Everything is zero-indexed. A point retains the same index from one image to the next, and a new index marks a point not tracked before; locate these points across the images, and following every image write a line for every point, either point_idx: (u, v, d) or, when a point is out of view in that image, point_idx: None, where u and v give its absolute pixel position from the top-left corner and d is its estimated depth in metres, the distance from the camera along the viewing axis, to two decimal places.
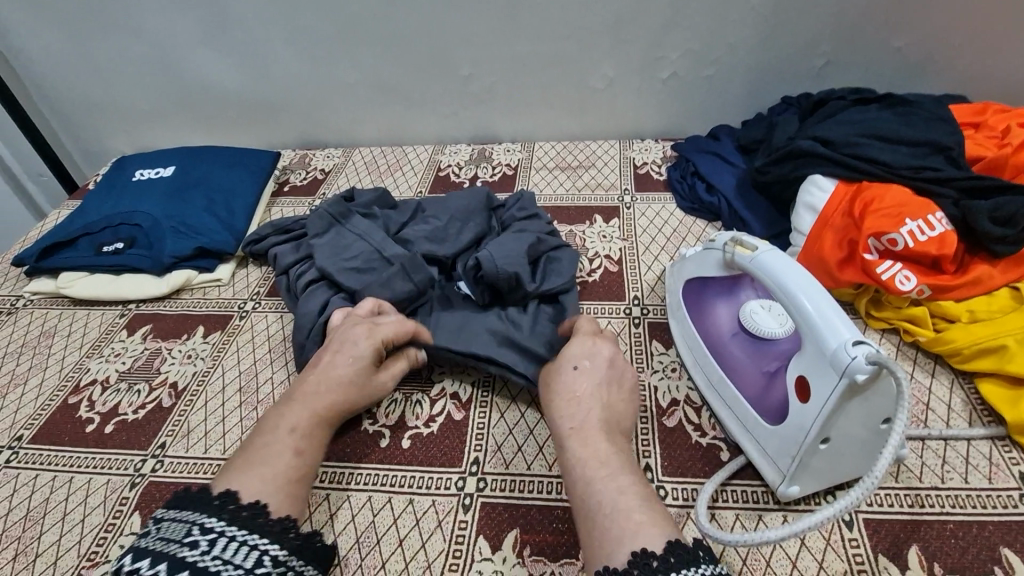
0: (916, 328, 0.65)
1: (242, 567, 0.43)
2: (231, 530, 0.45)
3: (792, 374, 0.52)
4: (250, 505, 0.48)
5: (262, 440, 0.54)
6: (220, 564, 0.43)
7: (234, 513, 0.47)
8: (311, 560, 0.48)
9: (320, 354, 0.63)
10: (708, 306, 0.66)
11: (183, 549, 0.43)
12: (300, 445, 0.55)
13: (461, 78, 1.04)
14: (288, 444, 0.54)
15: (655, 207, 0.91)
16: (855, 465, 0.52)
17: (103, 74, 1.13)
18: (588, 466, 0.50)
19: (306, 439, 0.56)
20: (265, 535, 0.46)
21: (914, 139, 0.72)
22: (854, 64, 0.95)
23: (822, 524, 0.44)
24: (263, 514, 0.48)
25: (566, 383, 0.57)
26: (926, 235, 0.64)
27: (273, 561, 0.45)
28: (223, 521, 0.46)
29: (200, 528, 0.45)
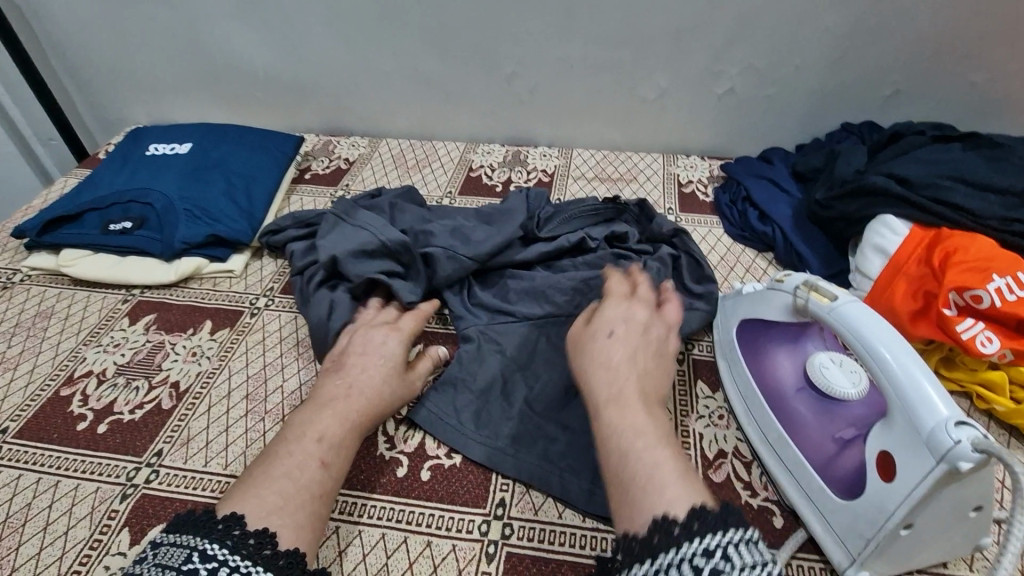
0: (992, 395, 0.59)
1: None
2: (235, 559, 0.40)
3: (871, 447, 0.47)
4: (256, 531, 0.42)
5: (291, 449, 0.50)
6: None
7: (239, 540, 0.41)
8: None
9: (348, 363, 0.60)
10: (768, 352, 0.60)
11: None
12: (330, 457, 0.51)
13: (504, 76, 0.98)
14: (313, 454, 0.50)
15: (701, 231, 0.85)
16: (932, 553, 0.47)
17: (124, 38, 1.07)
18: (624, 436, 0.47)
19: (341, 453, 0.52)
20: (268, 570, 0.41)
21: (1000, 187, 0.67)
22: (927, 96, 0.89)
23: None
24: (269, 545, 0.42)
25: (600, 347, 0.56)
26: (1016, 294, 0.58)
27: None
28: (226, 547, 0.40)
29: (200, 555, 0.39)
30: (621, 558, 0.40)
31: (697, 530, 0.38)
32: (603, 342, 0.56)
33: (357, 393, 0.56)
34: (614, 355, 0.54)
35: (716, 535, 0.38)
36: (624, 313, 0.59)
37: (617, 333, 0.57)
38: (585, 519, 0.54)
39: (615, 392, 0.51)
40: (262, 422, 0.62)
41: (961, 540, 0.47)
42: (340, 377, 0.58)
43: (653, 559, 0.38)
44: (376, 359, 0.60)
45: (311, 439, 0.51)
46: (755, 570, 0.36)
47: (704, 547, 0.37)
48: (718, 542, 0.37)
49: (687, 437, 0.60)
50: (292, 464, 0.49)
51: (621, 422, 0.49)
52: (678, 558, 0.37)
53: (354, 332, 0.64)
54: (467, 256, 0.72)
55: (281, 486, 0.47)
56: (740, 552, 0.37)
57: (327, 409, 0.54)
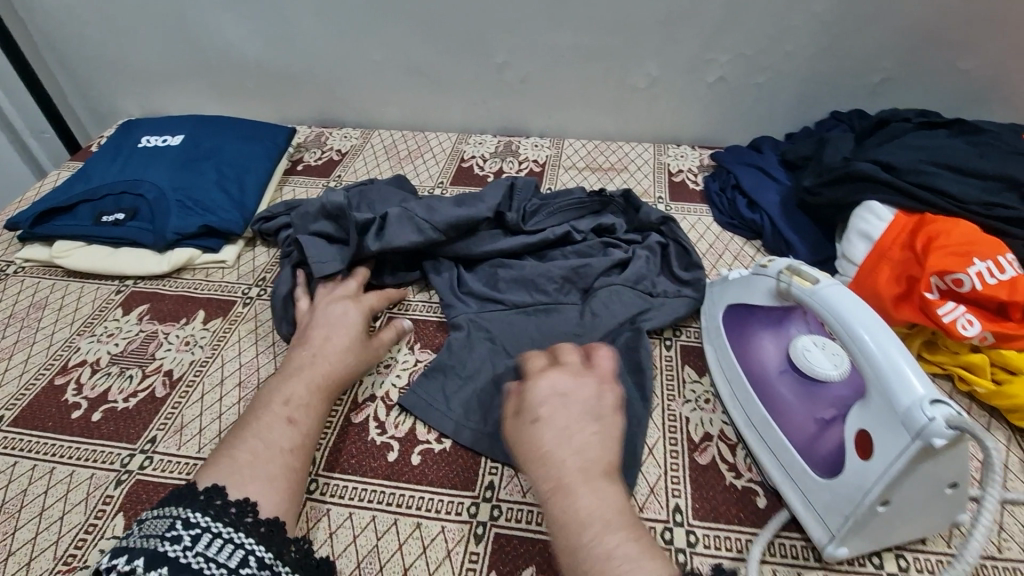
0: (973, 376, 0.60)
1: (225, 566, 0.41)
2: (217, 526, 0.43)
3: (850, 426, 0.48)
4: (237, 501, 0.45)
5: (262, 415, 0.54)
6: (202, 562, 0.41)
7: (221, 509, 0.44)
8: (302, 566, 0.45)
9: (312, 335, 0.62)
10: (753, 337, 0.61)
11: (165, 544, 0.41)
12: (297, 416, 0.54)
13: (495, 66, 0.98)
14: (281, 415, 0.54)
15: (691, 219, 0.86)
16: (910, 530, 0.48)
17: (114, 29, 1.07)
18: (570, 530, 0.44)
19: (311, 413, 0.55)
20: (250, 536, 0.44)
21: (984, 172, 0.68)
22: (915, 84, 0.90)
23: None
24: (250, 514, 0.45)
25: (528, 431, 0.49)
26: (996, 278, 0.59)
27: (257, 564, 0.42)
28: (208, 515, 0.43)
29: (183, 523, 0.42)
30: None
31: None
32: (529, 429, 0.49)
33: (320, 360, 0.60)
34: (546, 438, 0.48)
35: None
36: (543, 386, 0.51)
37: (541, 416, 0.49)
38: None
39: (555, 481, 0.46)
40: None
41: (938, 517, 0.48)
42: (305, 347, 0.61)
43: None
44: (338, 329, 0.63)
45: (284, 405, 0.55)
46: None
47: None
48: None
49: (674, 421, 0.61)
50: (263, 428, 0.52)
51: (567, 515, 0.44)
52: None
53: (314, 304, 0.67)
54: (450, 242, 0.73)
55: (253, 445, 0.51)
56: None
57: (294, 376, 0.58)
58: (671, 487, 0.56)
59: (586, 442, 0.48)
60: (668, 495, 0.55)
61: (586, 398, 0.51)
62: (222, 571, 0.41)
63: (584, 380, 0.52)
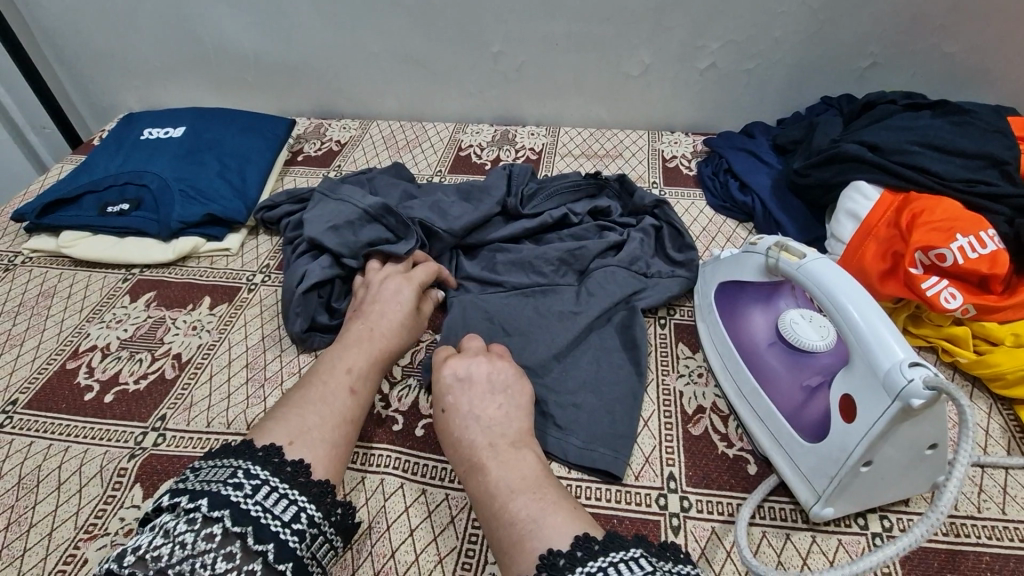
0: (955, 348, 0.62)
1: (280, 519, 0.43)
2: (275, 480, 0.45)
3: (835, 392, 0.50)
4: (293, 461, 0.47)
5: (326, 380, 0.56)
6: (260, 511, 0.43)
7: (279, 467, 0.46)
8: (341, 531, 0.47)
9: (367, 309, 0.64)
10: (743, 312, 0.63)
11: (227, 489, 0.43)
12: (358, 387, 0.57)
13: (491, 55, 1.00)
14: (344, 384, 0.56)
15: (684, 203, 0.88)
16: (893, 491, 0.50)
17: (113, 24, 1.08)
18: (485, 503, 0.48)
19: (367, 385, 0.57)
20: (302, 493, 0.46)
21: (967, 151, 0.70)
22: (902, 67, 0.91)
23: (884, 563, 0.42)
24: (303, 473, 0.47)
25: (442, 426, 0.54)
26: (978, 253, 0.62)
27: (308, 521, 0.45)
28: (267, 470, 0.45)
29: (245, 472, 0.45)
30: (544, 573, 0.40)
31: (581, 559, 0.40)
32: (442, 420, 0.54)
33: (378, 337, 0.61)
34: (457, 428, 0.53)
35: (601, 558, 0.40)
36: (445, 376, 0.56)
37: (447, 406, 0.54)
38: (571, 471, 0.57)
39: (469, 462, 0.50)
40: (262, 388, 0.65)
41: (919, 478, 0.50)
42: (364, 322, 0.63)
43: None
44: (391, 307, 0.64)
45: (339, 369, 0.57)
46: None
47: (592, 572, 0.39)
48: (599, 566, 0.39)
49: (668, 394, 0.63)
50: (325, 393, 0.54)
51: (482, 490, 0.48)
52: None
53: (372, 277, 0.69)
54: (447, 227, 0.75)
55: (317, 409, 0.53)
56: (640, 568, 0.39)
57: (353, 347, 0.60)
58: (665, 457, 0.58)
59: (495, 423, 0.52)
60: (663, 463, 0.58)
61: (495, 384, 0.55)
62: (277, 522, 0.43)
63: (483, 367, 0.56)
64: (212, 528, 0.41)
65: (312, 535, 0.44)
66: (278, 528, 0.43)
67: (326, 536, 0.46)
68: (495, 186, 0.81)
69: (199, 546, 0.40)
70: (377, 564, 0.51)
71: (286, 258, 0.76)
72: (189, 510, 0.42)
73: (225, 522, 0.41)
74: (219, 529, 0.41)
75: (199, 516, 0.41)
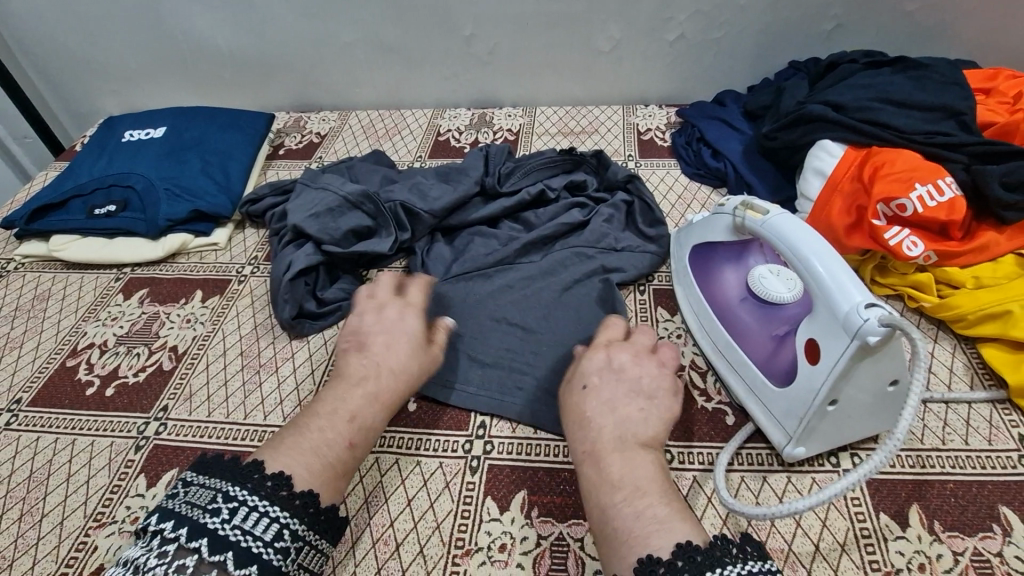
0: (920, 294, 0.65)
1: (262, 539, 0.43)
2: (254, 499, 0.44)
3: (801, 337, 0.53)
4: (274, 474, 0.46)
5: (322, 427, 0.52)
6: (239, 535, 0.43)
7: (259, 483, 0.45)
8: (328, 531, 0.47)
9: (366, 336, 0.60)
10: (715, 271, 0.66)
11: (205, 516, 0.43)
12: (357, 438, 0.53)
13: (464, 38, 1.01)
14: (343, 434, 0.52)
15: (660, 173, 0.90)
16: (860, 428, 0.53)
17: (86, 29, 1.08)
18: (602, 490, 0.47)
19: (360, 426, 0.53)
20: (284, 509, 0.45)
21: (925, 104, 0.72)
22: (867, 28, 0.93)
23: (849, 490, 0.45)
24: (285, 487, 0.46)
25: (576, 404, 0.53)
26: (936, 200, 0.64)
27: (291, 537, 0.44)
28: (246, 489, 0.45)
29: (223, 495, 0.44)
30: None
31: (702, 564, 0.39)
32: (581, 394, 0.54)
33: (382, 373, 0.57)
34: (586, 410, 0.52)
35: (737, 564, 0.39)
36: (603, 357, 0.56)
37: (592, 382, 0.55)
38: (537, 431, 0.61)
39: (589, 447, 0.50)
40: (258, 374, 0.68)
41: (884, 413, 0.52)
42: (362, 354, 0.59)
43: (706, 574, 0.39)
44: (398, 337, 0.60)
45: (337, 406, 0.54)
46: None
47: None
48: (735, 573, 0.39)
49: None
50: (306, 428, 0.51)
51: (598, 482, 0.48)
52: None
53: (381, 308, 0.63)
54: (426, 211, 0.77)
55: (299, 452, 0.49)
56: None
57: (356, 386, 0.55)
58: None
59: (631, 415, 0.51)
60: None
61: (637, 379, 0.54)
62: (260, 544, 0.43)
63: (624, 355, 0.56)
64: (186, 559, 0.41)
65: (296, 549, 0.45)
66: (260, 549, 0.43)
67: (311, 544, 0.46)
68: (473, 168, 0.83)
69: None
70: (376, 534, 0.53)
71: (273, 249, 0.78)
72: (167, 540, 0.42)
73: (201, 552, 0.41)
74: (193, 560, 0.41)
75: (175, 546, 0.42)
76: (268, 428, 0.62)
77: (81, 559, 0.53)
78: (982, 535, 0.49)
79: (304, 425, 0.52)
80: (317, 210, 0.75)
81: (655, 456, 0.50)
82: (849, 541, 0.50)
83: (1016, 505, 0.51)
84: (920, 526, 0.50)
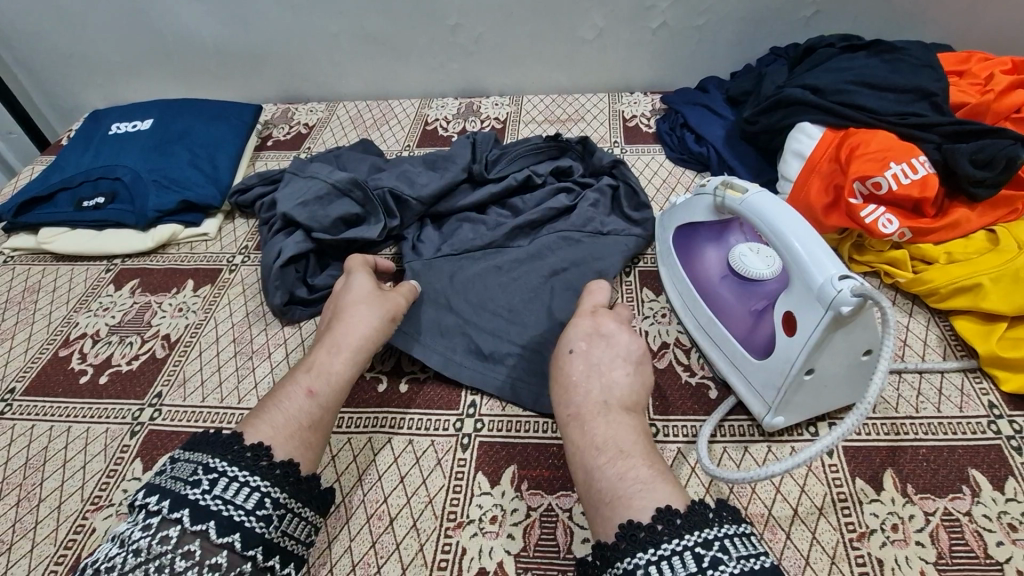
0: (895, 270, 0.67)
1: (243, 508, 0.44)
2: (234, 470, 0.45)
3: (779, 310, 0.54)
4: (253, 445, 0.47)
5: (285, 388, 0.54)
6: (220, 504, 0.43)
7: (238, 454, 0.46)
8: (312, 502, 0.48)
9: (328, 310, 0.63)
10: (697, 250, 0.67)
11: (187, 488, 0.44)
12: (317, 387, 0.54)
13: (449, 28, 1.01)
14: (302, 387, 0.53)
15: (645, 158, 0.92)
16: (835, 397, 0.55)
17: (69, 23, 1.08)
18: (586, 455, 0.48)
19: (331, 384, 0.54)
20: (267, 480, 0.46)
21: (900, 86, 0.74)
22: (846, 13, 0.94)
23: (823, 453, 0.47)
24: (265, 457, 0.47)
25: (564, 369, 0.55)
26: (910, 178, 0.66)
27: (273, 505, 0.45)
28: (226, 461, 0.45)
29: (205, 468, 0.45)
30: (625, 545, 0.41)
31: (681, 526, 0.41)
32: (566, 357, 0.55)
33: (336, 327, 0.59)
34: (575, 380, 0.54)
35: (714, 527, 0.41)
36: (590, 322, 0.57)
37: (580, 346, 0.56)
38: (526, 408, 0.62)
39: (575, 409, 0.51)
40: (251, 360, 0.69)
41: (858, 382, 0.54)
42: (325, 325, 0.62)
43: (680, 538, 0.40)
44: (347, 293, 0.62)
45: (311, 374, 0.55)
46: (750, 560, 0.39)
47: (703, 538, 0.40)
48: (715, 534, 0.40)
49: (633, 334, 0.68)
50: (282, 399, 0.52)
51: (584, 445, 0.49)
52: (680, 546, 0.40)
53: (351, 276, 0.65)
54: (413, 198, 0.78)
55: (275, 424, 0.50)
56: (735, 545, 0.40)
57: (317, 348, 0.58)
58: None
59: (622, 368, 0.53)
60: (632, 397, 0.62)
61: (625, 338, 0.56)
62: (241, 513, 0.43)
63: (610, 320, 0.57)
64: (169, 530, 0.42)
65: (279, 516, 0.45)
66: (242, 517, 0.43)
67: (294, 513, 0.46)
68: (460, 155, 0.84)
69: (153, 550, 0.41)
70: (370, 510, 0.55)
71: (262, 239, 0.78)
72: (152, 513, 0.43)
73: (183, 522, 0.42)
74: (176, 531, 0.42)
75: (159, 518, 0.42)
76: None
77: (80, 541, 0.54)
78: (952, 496, 0.52)
79: (281, 401, 0.52)
80: (305, 199, 0.76)
81: (637, 421, 0.51)
82: (826, 505, 0.52)
83: (985, 467, 0.53)
84: (893, 490, 0.52)
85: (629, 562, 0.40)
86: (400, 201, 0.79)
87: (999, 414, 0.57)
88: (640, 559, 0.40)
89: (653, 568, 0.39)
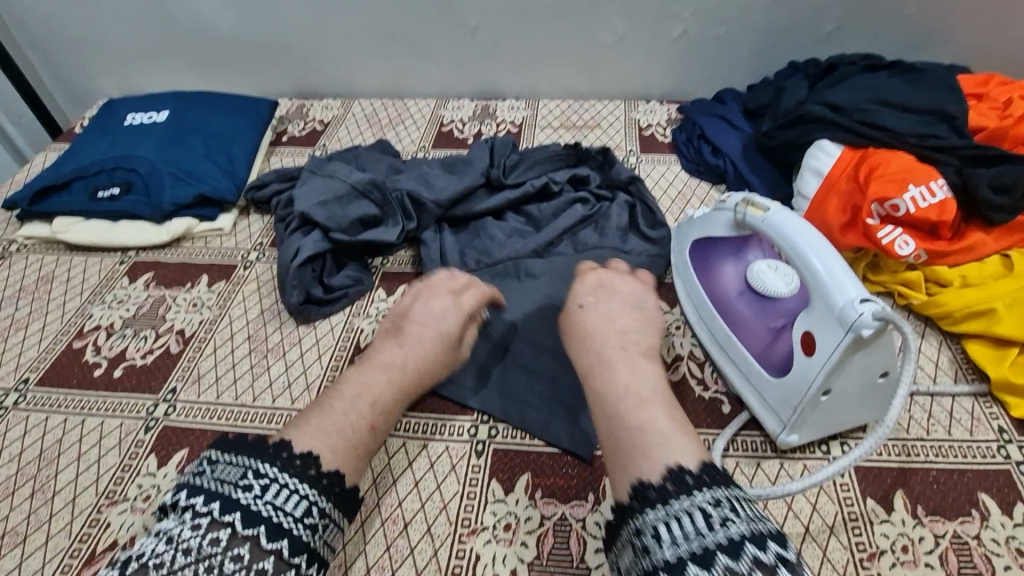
0: (910, 291, 0.68)
1: (293, 515, 0.44)
2: (283, 476, 0.45)
3: (797, 330, 0.55)
4: (302, 454, 0.47)
5: (347, 410, 0.52)
6: (271, 510, 0.43)
7: (287, 461, 0.46)
8: (347, 511, 0.48)
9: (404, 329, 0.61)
10: (715, 266, 0.68)
11: (238, 491, 0.43)
12: (378, 423, 0.54)
13: (468, 29, 1.02)
14: (365, 418, 0.53)
15: (661, 168, 0.92)
16: (850, 417, 0.56)
17: (88, 10, 1.08)
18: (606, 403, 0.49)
19: (386, 418, 0.55)
20: (313, 489, 0.46)
21: (920, 107, 0.74)
22: (865, 30, 0.95)
23: (839, 473, 0.48)
24: (313, 466, 0.47)
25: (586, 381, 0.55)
26: (928, 202, 0.67)
27: (319, 514, 0.45)
28: (276, 467, 0.45)
29: (254, 472, 0.45)
30: (637, 503, 0.41)
31: (692, 485, 0.41)
32: (576, 311, 0.58)
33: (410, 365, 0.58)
34: None
35: (723, 488, 0.40)
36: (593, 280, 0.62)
37: (588, 301, 0.59)
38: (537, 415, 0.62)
39: (593, 358, 0.53)
40: (266, 358, 0.69)
41: (873, 403, 0.55)
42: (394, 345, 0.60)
43: (689, 496, 0.40)
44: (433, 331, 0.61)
45: (377, 408, 0.54)
46: (756, 522, 0.38)
47: (714, 497, 0.40)
48: (726, 495, 0.40)
49: None
50: (341, 419, 0.51)
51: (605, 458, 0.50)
52: (690, 504, 0.39)
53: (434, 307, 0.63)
54: (431, 201, 0.78)
55: (333, 441, 0.49)
56: (744, 508, 0.39)
57: (383, 373, 0.56)
58: None
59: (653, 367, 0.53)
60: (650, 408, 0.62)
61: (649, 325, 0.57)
62: (290, 519, 0.43)
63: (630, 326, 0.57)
64: (219, 532, 0.41)
65: (324, 525, 0.45)
66: (291, 524, 0.43)
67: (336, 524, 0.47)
68: (479, 159, 0.84)
69: (204, 551, 0.40)
70: (384, 514, 0.55)
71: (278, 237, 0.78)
72: (199, 514, 0.42)
73: (234, 525, 0.42)
74: (226, 534, 0.41)
75: (209, 519, 0.42)
76: (276, 412, 0.63)
77: (94, 536, 0.54)
78: (962, 519, 0.52)
79: (329, 408, 0.52)
80: (326, 199, 0.76)
81: None
82: (837, 523, 0.52)
83: (994, 491, 0.54)
84: (904, 511, 0.53)
85: (641, 519, 0.40)
86: (418, 204, 0.79)
87: (1008, 439, 0.57)
88: (650, 516, 0.40)
89: (661, 523, 0.39)
